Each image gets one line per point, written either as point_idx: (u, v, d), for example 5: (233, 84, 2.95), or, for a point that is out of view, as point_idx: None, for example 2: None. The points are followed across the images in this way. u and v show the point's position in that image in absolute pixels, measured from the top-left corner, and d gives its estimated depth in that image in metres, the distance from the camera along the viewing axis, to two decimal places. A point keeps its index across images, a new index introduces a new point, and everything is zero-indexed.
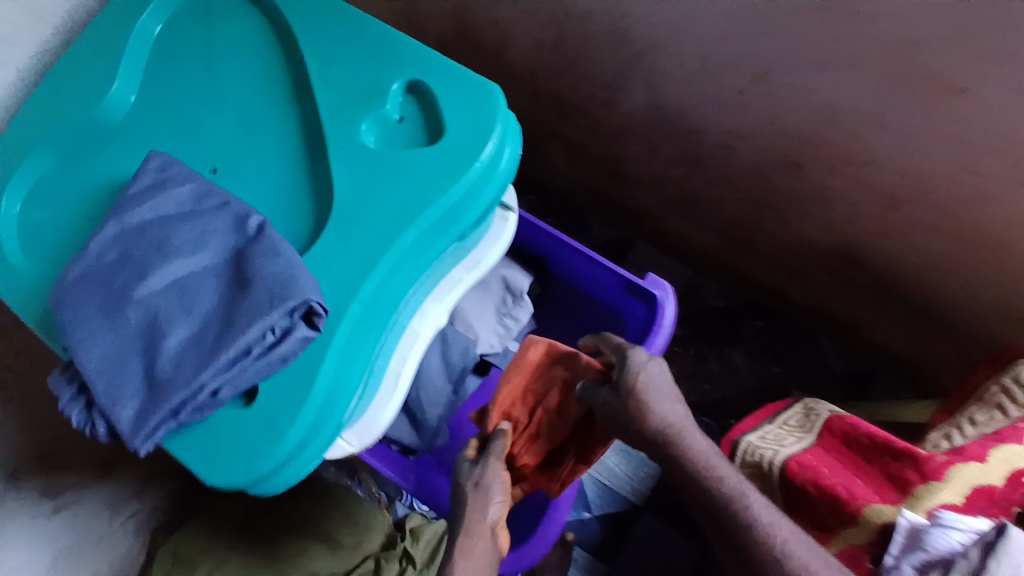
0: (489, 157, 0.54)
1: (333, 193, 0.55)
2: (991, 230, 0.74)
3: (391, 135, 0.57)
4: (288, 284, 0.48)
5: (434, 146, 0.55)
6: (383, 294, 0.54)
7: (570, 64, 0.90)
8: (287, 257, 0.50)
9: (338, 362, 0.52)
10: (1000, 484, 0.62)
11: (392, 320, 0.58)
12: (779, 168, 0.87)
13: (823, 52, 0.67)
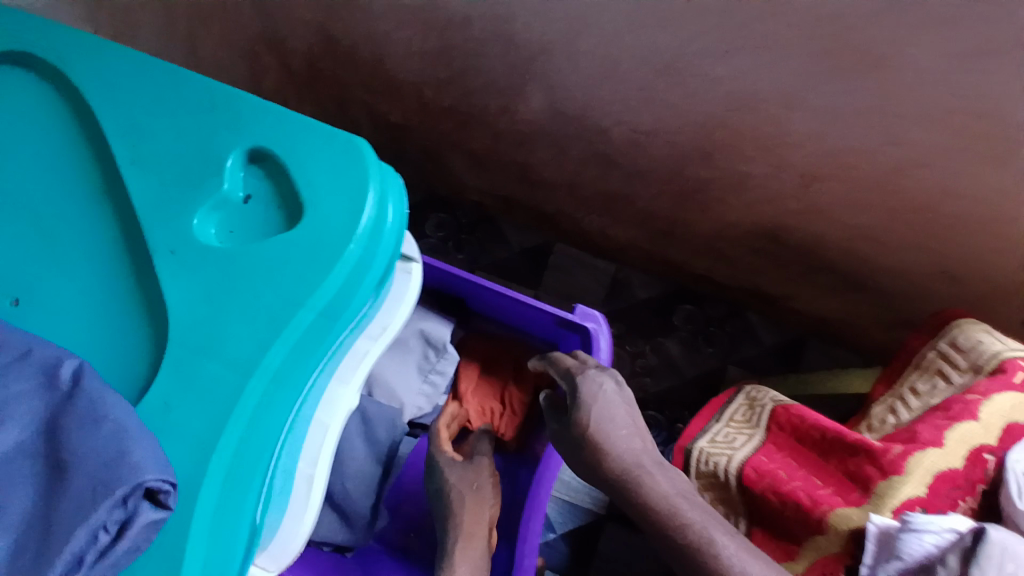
0: (373, 220, 0.49)
1: (190, 305, 0.48)
2: (913, 196, 0.72)
3: (241, 220, 0.51)
4: (114, 468, 0.39)
5: (298, 228, 0.48)
6: (269, 413, 0.48)
7: (458, 70, 0.81)
8: (114, 417, 0.42)
9: (225, 502, 0.46)
10: (960, 467, 0.58)
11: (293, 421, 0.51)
12: (692, 159, 0.82)
13: (728, 38, 0.61)
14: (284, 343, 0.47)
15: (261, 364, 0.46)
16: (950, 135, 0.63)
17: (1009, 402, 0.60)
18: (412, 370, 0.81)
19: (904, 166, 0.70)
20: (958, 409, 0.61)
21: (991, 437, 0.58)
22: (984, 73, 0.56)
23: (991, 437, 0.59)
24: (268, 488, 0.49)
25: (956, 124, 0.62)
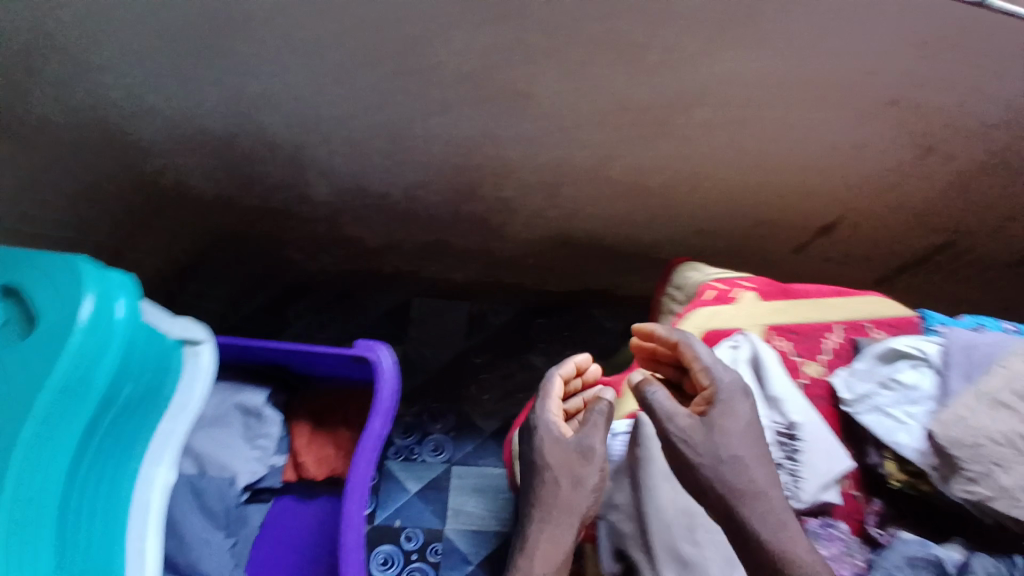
0: (91, 314, 0.57)
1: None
2: (625, 177, 0.90)
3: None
4: None
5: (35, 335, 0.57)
6: (30, 495, 0.53)
7: (248, 175, 0.94)
8: None
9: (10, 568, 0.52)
10: None
11: (100, 500, 0.61)
12: (463, 195, 0.97)
13: (420, 103, 0.76)
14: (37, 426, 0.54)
15: (11, 454, 0.53)
16: (617, 126, 0.79)
17: (699, 317, 0.73)
18: (235, 440, 0.77)
19: (608, 160, 0.86)
20: (665, 336, 0.74)
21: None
22: (605, 79, 0.71)
23: None
24: (61, 556, 0.56)
25: (615, 119, 0.77)
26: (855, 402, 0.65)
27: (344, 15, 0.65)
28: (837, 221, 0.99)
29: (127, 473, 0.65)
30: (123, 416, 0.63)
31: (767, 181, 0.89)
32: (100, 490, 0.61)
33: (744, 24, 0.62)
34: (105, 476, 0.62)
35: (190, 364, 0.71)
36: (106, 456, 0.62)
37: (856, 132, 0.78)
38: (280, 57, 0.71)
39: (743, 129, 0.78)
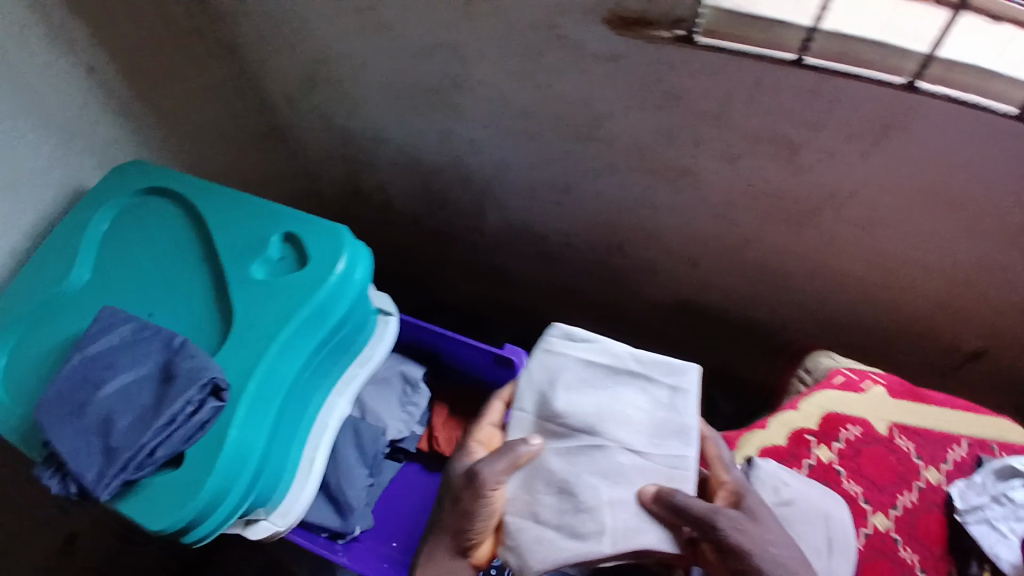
0: (344, 270, 0.72)
1: (231, 321, 0.68)
2: (765, 261, 0.97)
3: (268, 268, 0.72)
4: (191, 374, 0.60)
5: (302, 271, 0.71)
6: (275, 383, 0.67)
7: (438, 202, 1.15)
8: (198, 355, 0.63)
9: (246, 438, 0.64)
10: (783, 444, 0.78)
11: (291, 411, 0.75)
12: (611, 250, 1.08)
13: (595, 162, 0.92)
14: (291, 336, 0.68)
15: (270, 347, 0.66)
16: (765, 211, 0.88)
17: (828, 397, 0.82)
18: (393, 401, 0.93)
19: (750, 241, 0.94)
20: (791, 406, 0.82)
21: (809, 421, 0.79)
22: (758, 167, 0.82)
23: (810, 421, 0.79)
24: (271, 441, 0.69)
25: (764, 203, 0.87)
26: (967, 512, 0.72)
27: (551, 87, 0.83)
28: (982, 342, 0.97)
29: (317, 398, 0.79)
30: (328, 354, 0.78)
31: (907, 287, 0.92)
32: (296, 402, 0.75)
33: (895, 135, 0.71)
34: (303, 394, 0.76)
35: (381, 329, 0.88)
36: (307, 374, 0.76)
37: (1004, 249, 0.81)
38: (494, 113, 0.91)
39: (888, 231, 0.84)
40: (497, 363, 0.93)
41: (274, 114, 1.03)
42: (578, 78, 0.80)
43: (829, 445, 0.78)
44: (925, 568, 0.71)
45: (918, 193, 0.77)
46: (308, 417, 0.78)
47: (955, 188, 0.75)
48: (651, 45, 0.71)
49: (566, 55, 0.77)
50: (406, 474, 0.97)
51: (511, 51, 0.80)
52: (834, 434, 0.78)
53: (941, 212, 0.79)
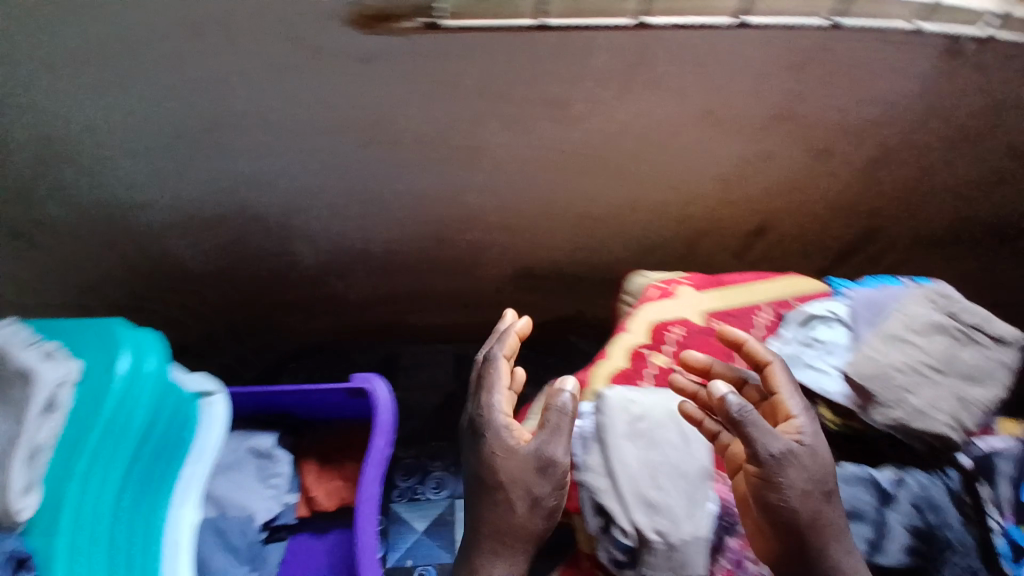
0: (125, 369, 0.68)
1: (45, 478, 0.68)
2: (573, 206, 1.02)
3: None
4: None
5: None
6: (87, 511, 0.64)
7: (242, 250, 1.06)
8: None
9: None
10: (625, 364, 0.78)
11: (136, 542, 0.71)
12: (435, 242, 1.08)
13: (387, 168, 0.89)
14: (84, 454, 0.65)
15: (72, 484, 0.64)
16: (559, 165, 0.92)
17: (648, 312, 0.82)
18: (251, 482, 0.85)
19: (554, 195, 0.99)
20: (622, 329, 0.82)
21: (640, 336, 0.80)
22: (539, 129, 0.85)
23: (641, 337, 0.80)
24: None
25: (555, 158, 0.91)
26: (786, 363, 0.73)
27: (313, 102, 0.79)
28: (767, 223, 1.10)
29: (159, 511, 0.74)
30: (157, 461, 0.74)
31: (697, 196, 1.02)
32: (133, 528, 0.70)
33: (640, 71, 0.78)
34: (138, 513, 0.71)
35: (206, 412, 0.81)
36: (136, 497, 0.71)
37: (759, 146, 0.91)
38: (266, 142, 0.85)
39: (665, 155, 0.92)
40: (354, 396, 0.86)
41: (20, 206, 0.92)
42: (339, 88, 0.77)
43: (662, 351, 0.79)
44: None
45: (676, 118, 0.85)
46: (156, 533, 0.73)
47: (704, 105, 0.83)
48: (401, 38, 0.71)
49: (317, 64, 0.74)
50: (298, 548, 0.88)
51: (259, 72, 0.75)
52: (665, 340, 0.79)
53: (702, 127, 0.87)
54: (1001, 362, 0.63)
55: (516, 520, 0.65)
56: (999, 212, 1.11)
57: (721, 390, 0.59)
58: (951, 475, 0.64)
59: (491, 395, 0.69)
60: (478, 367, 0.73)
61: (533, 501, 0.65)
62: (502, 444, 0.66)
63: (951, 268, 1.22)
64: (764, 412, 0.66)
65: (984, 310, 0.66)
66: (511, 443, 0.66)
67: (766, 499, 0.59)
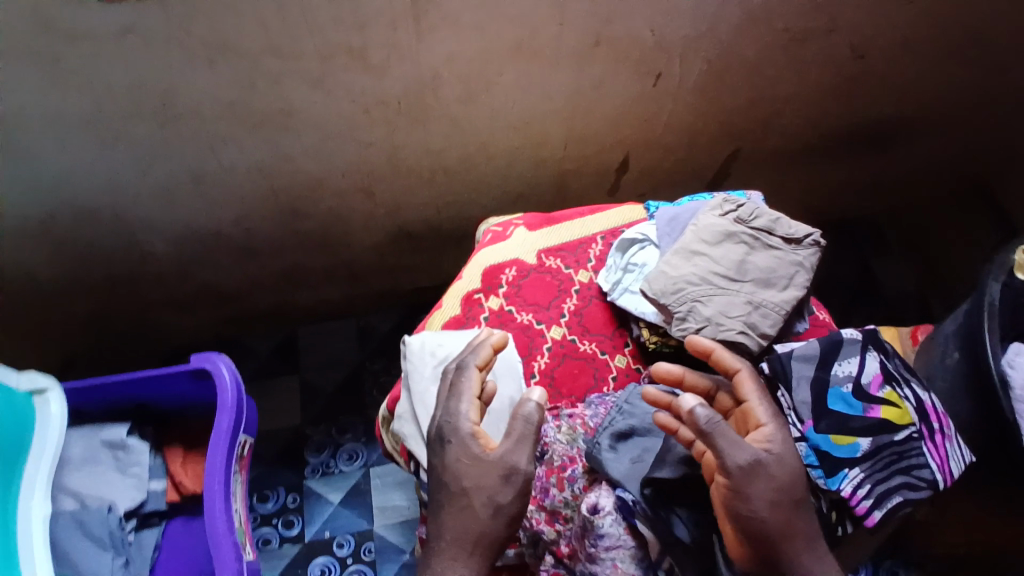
0: None
1: None
2: (421, 162, 0.99)
3: None
4: None
5: None
6: None
7: (87, 250, 1.02)
8: None
9: None
10: (458, 311, 0.75)
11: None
12: (289, 215, 1.04)
13: (201, 142, 0.87)
14: None
15: None
16: (385, 120, 0.90)
17: (481, 257, 0.79)
18: (109, 474, 0.83)
19: (395, 152, 0.96)
20: (457, 277, 0.79)
21: (473, 281, 0.77)
22: (347, 81, 0.82)
23: (473, 282, 0.77)
24: None
25: (378, 112, 0.88)
26: (611, 290, 0.73)
27: (93, 83, 0.76)
28: (629, 156, 1.08)
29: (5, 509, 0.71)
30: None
31: (544, 135, 1.00)
32: None
33: (428, 9, 0.76)
34: None
35: (43, 411, 0.78)
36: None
37: (585, 73, 0.90)
38: (61, 133, 0.82)
39: (491, 95, 0.90)
40: (198, 377, 0.84)
41: None
42: (113, 64, 0.74)
43: (495, 295, 0.76)
44: (604, 351, 0.74)
45: (486, 52, 0.83)
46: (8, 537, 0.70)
47: (510, 36, 0.81)
48: (141, 5, 0.69)
49: (79, 44, 0.72)
50: (173, 537, 0.87)
51: (20, 58, 0.72)
52: (498, 283, 0.77)
53: (518, 62, 0.86)
54: (794, 261, 0.62)
55: (481, 528, 0.53)
56: (851, 111, 1.11)
57: (688, 401, 0.48)
58: None
59: (459, 404, 0.56)
60: (443, 376, 0.59)
61: (496, 507, 0.53)
62: (465, 455, 0.54)
63: (815, 169, 1.23)
64: (734, 421, 0.55)
65: (779, 212, 0.66)
66: (476, 453, 0.54)
67: (732, 518, 0.48)
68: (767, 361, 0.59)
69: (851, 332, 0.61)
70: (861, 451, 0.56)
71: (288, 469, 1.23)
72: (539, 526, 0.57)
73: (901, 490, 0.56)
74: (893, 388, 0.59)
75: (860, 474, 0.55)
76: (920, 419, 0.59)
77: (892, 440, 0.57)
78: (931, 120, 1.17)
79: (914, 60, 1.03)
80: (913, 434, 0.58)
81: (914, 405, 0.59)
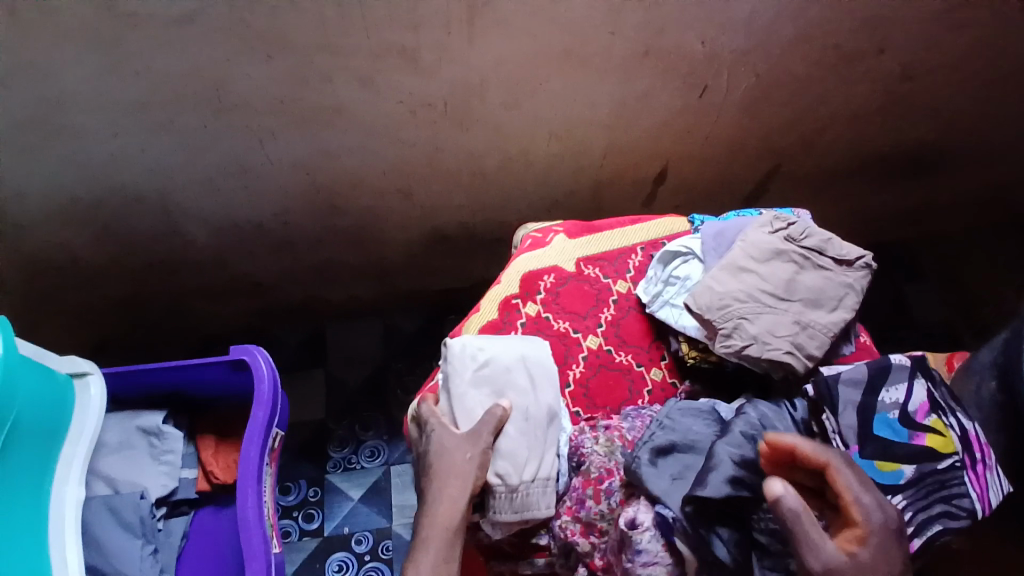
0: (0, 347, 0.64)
1: None
2: (461, 165, 0.99)
3: None
4: None
5: None
6: None
7: (131, 235, 1.04)
8: None
9: None
10: (496, 316, 0.75)
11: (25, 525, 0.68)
12: (327, 210, 1.05)
13: (248, 133, 0.89)
14: None
15: None
16: (429, 121, 0.90)
17: (519, 263, 0.79)
18: (143, 460, 0.85)
19: (436, 153, 0.96)
20: (494, 282, 0.79)
21: (512, 286, 0.76)
22: (395, 81, 0.83)
23: (511, 287, 0.76)
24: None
25: (423, 113, 0.89)
26: (651, 303, 0.73)
27: (152, 71, 0.79)
28: (668, 167, 1.07)
29: (43, 487, 0.73)
30: (38, 441, 0.72)
31: (585, 144, 0.99)
32: (21, 505, 0.68)
33: (482, 13, 0.77)
34: (27, 491, 0.69)
35: (83, 395, 0.80)
36: (21, 481, 0.69)
37: (632, 84, 0.90)
38: (119, 118, 0.84)
39: (537, 101, 0.90)
40: (235, 368, 0.85)
41: None
42: (172, 54, 0.77)
43: (533, 301, 0.76)
44: (640, 363, 0.73)
45: (534, 58, 0.83)
46: (42, 516, 0.72)
47: (560, 44, 0.82)
48: None
49: (142, 32, 0.74)
50: (200, 528, 0.87)
51: (86, 45, 0.75)
52: (536, 290, 0.76)
53: (565, 69, 0.86)
54: (843, 282, 0.62)
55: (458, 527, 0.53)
56: (898, 133, 1.09)
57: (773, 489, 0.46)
58: (798, 405, 0.62)
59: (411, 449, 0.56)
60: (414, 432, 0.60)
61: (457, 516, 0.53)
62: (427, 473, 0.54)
63: (858, 192, 1.21)
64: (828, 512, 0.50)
65: (830, 233, 0.65)
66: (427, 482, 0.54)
67: None
68: (813, 385, 0.59)
69: (899, 358, 0.60)
70: (904, 479, 0.54)
71: (310, 463, 1.24)
72: (573, 538, 0.58)
73: (941, 518, 0.53)
74: (940, 415, 0.57)
75: (902, 501, 0.53)
76: (966, 450, 0.55)
77: (935, 469, 0.55)
78: (981, 147, 1.14)
79: (966, 85, 1.01)
80: (956, 465, 0.55)
81: (959, 434, 0.56)
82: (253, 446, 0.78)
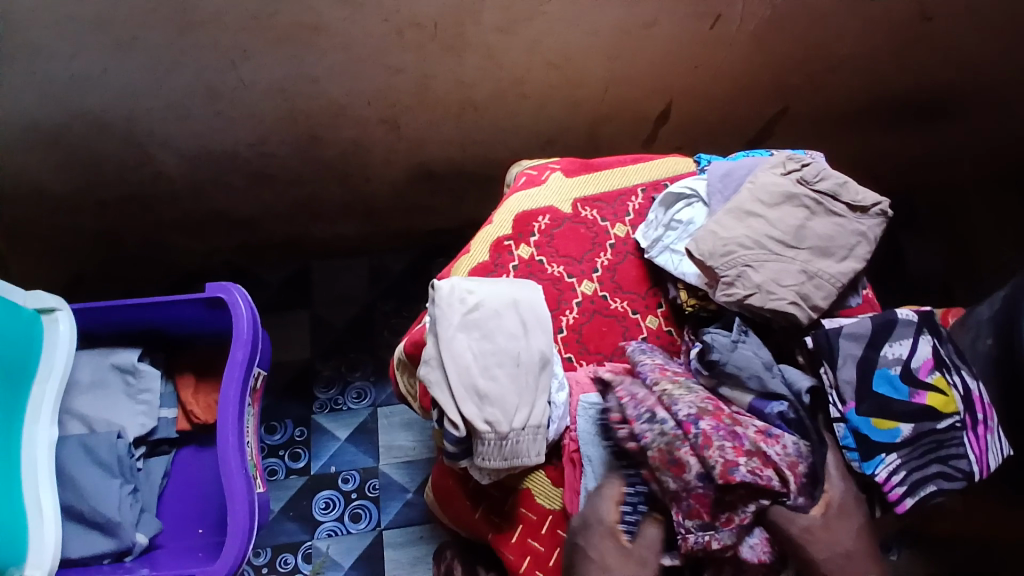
0: None
1: None
2: (451, 95, 0.93)
3: None
4: None
5: None
6: None
7: (98, 163, 0.97)
8: None
9: None
10: (487, 258, 0.71)
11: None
12: (309, 141, 0.99)
13: (220, 53, 0.82)
14: None
15: None
16: (418, 44, 0.84)
17: (514, 202, 0.75)
18: (118, 399, 0.83)
19: (425, 81, 0.90)
20: (486, 222, 0.74)
21: (504, 227, 0.72)
22: None
23: (504, 228, 0.72)
24: None
25: (412, 35, 0.82)
26: (649, 248, 0.69)
27: None
28: (672, 104, 1.01)
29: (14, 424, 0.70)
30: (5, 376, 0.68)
31: (585, 75, 0.93)
32: None
33: None
34: None
35: (52, 332, 0.76)
36: None
37: (638, 8, 0.83)
38: (77, 34, 0.77)
39: (536, 25, 0.83)
40: (212, 307, 0.82)
41: None
42: None
43: (527, 244, 0.72)
44: (635, 310, 0.71)
45: None
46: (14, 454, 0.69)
47: None
48: None
49: None
50: (182, 467, 0.87)
51: None
52: (530, 232, 0.73)
53: None
54: (856, 230, 0.59)
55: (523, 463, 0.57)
56: (912, 76, 1.04)
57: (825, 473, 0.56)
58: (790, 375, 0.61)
59: (434, 369, 0.57)
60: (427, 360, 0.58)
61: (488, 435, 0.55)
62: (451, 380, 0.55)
63: (865, 138, 1.16)
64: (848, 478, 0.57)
65: (845, 176, 0.62)
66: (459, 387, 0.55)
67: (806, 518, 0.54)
68: (812, 335, 0.59)
69: (906, 314, 0.59)
70: (901, 437, 0.55)
71: (295, 403, 1.22)
72: (765, 475, 0.53)
73: (937, 478, 0.54)
74: (943, 374, 0.57)
75: (897, 460, 0.54)
76: (966, 410, 0.56)
77: (934, 428, 0.55)
78: (995, 93, 1.09)
79: (986, 27, 0.96)
80: (955, 424, 0.55)
81: (962, 395, 0.56)
82: (231, 386, 0.76)
